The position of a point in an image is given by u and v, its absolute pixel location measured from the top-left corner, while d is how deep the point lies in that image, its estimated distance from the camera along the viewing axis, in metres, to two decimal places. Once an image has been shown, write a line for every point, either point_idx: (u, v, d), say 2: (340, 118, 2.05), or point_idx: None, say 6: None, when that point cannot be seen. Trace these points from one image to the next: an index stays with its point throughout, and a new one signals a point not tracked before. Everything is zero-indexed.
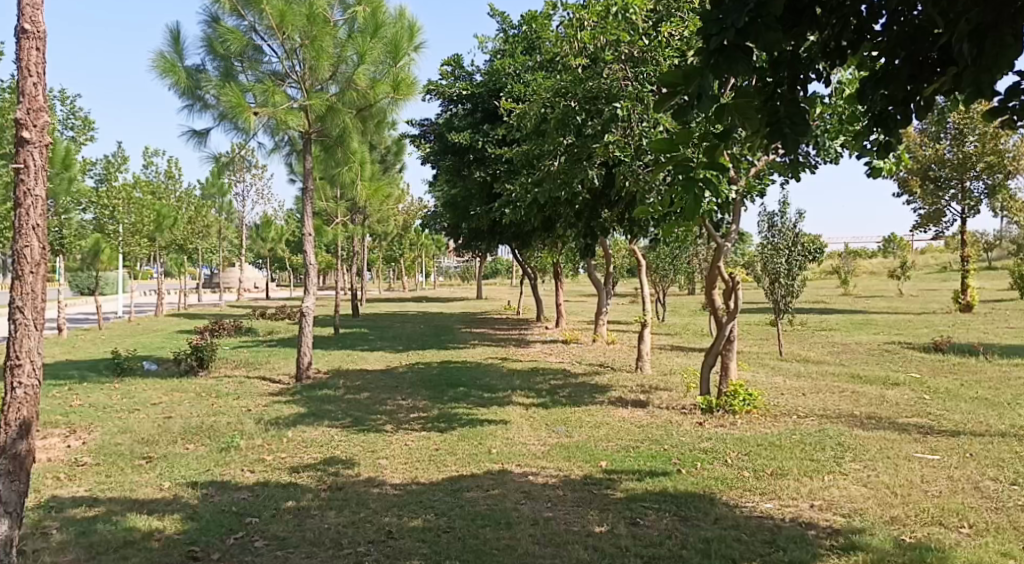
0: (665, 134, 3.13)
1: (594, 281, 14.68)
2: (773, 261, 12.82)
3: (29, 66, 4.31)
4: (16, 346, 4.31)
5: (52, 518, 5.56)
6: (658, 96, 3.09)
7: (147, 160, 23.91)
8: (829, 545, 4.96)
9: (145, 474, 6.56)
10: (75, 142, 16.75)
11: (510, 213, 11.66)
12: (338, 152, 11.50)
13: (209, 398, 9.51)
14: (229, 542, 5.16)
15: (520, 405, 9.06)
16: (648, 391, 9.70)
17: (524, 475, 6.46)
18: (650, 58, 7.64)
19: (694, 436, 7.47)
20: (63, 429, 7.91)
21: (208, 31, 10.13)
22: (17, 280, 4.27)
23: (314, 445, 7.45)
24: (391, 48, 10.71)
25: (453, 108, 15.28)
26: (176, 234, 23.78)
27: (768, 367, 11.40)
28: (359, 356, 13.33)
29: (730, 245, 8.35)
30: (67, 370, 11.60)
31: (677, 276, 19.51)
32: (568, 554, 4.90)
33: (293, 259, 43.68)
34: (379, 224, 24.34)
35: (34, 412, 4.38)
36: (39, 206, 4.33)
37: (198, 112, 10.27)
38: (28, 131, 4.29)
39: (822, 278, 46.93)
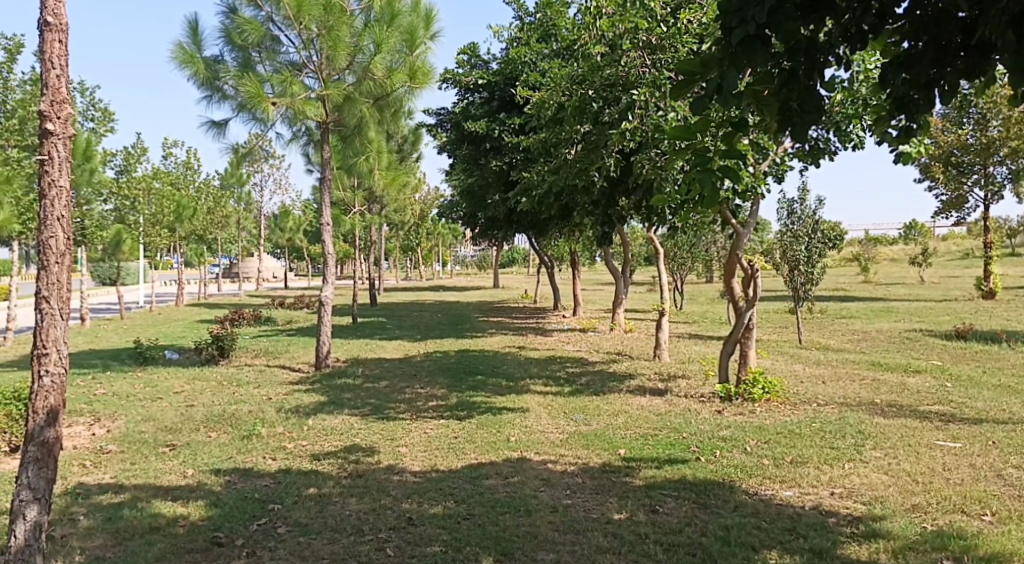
0: (682, 122, 3.11)
1: (612, 269, 14.64)
2: (792, 248, 12.75)
3: (52, 58, 4.35)
4: (42, 335, 4.36)
5: (79, 504, 5.66)
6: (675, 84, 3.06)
7: (166, 151, 24.07)
8: (850, 532, 4.96)
9: (168, 462, 6.65)
10: (96, 133, 16.90)
11: (528, 202, 11.64)
12: (356, 142, 11.62)
13: (231, 387, 9.62)
14: (253, 528, 5.23)
15: (538, 393, 9.10)
16: (666, 379, 9.70)
17: (543, 462, 6.49)
18: (668, 45, 7.57)
19: (713, 423, 7.47)
20: (87, 417, 8.04)
21: (225, 22, 10.15)
22: (42, 271, 4.31)
23: (334, 433, 7.51)
24: (407, 37, 10.69)
25: (470, 97, 15.26)
26: (197, 225, 23.98)
27: (787, 355, 11.35)
28: (377, 345, 13.41)
29: (749, 233, 8.30)
30: (91, 359, 11.76)
31: (695, 264, 19.45)
32: (588, 540, 4.92)
33: (311, 249, 43.92)
34: (396, 213, 24.40)
35: (61, 400, 4.44)
36: (63, 197, 4.38)
37: (217, 103, 10.34)
38: (52, 123, 4.34)
39: (842, 266, 46.54)
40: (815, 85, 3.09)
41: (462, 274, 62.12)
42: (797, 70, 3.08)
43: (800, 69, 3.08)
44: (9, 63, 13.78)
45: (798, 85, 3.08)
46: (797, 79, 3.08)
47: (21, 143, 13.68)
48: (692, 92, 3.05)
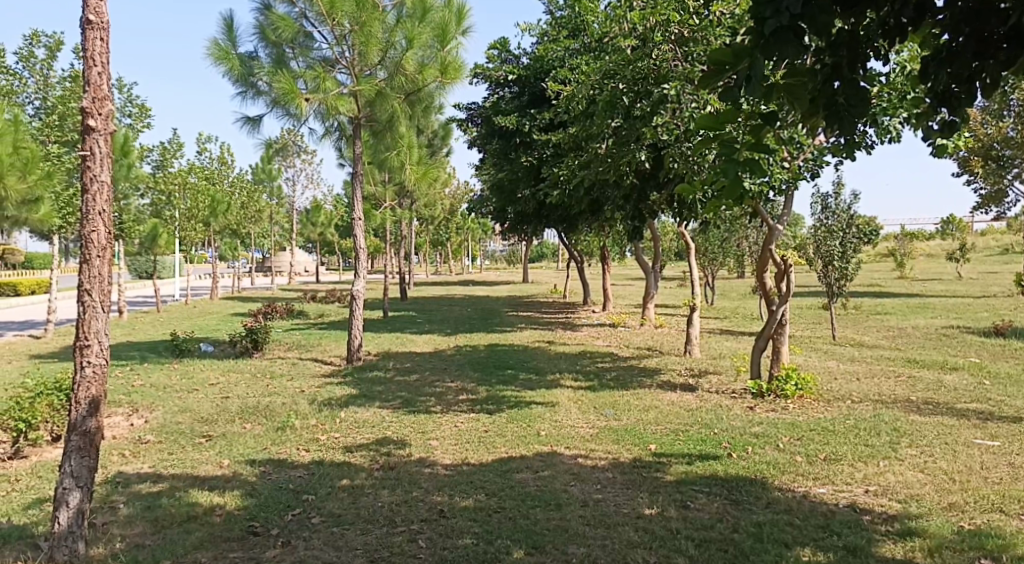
0: (710, 112, 3.07)
1: (642, 264, 14.56)
2: (826, 244, 12.61)
3: (93, 56, 4.45)
4: (84, 327, 4.46)
5: (119, 493, 5.78)
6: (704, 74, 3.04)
7: (201, 146, 24.41)
8: (885, 531, 4.91)
9: (205, 452, 6.77)
10: (133, 129, 17.18)
11: (558, 196, 11.62)
12: (387, 137, 11.84)
13: (265, 379, 9.75)
14: (287, 518, 5.30)
15: (568, 388, 9.12)
16: (697, 375, 9.65)
17: (574, 457, 6.50)
18: (700, 38, 7.51)
19: (745, 420, 7.43)
20: (126, 408, 8.20)
21: (260, 19, 10.25)
22: (85, 264, 4.41)
23: (366, 426, 7.59)
24: (439, 33, 10.71)
25: (500, 91, 15.30)
26: (231, 219, 24.31)
27: (821, 352, 11.23)
28: (408, 339, 13.52)
29: (783, 228, 8.22)
30: (129, 351, 12.00)
31: (726, 260, 19.29)
32: (619, 535, 4.93)
33: (343, 244, 44.26)
34: (426, 207, 24.51)
35: (102, 390, 4.54)
36: (104, 192, 4.47)
37: (251, 99, 10.46)
38: (94, 119, 4.43)
39: (878, 261, 45.82)
40: (857, 77, 3.06)
41: (491, 268, 62.17)
42: (839, 63, 3.06)
43: (843, 62, 3.07)
44: (49, 60, 14.06)
45: (841, 78, 3.06)
46: (840, 72, 3.06)
47: (61, 139, 13.97)
48: (721, 84, 3.02)
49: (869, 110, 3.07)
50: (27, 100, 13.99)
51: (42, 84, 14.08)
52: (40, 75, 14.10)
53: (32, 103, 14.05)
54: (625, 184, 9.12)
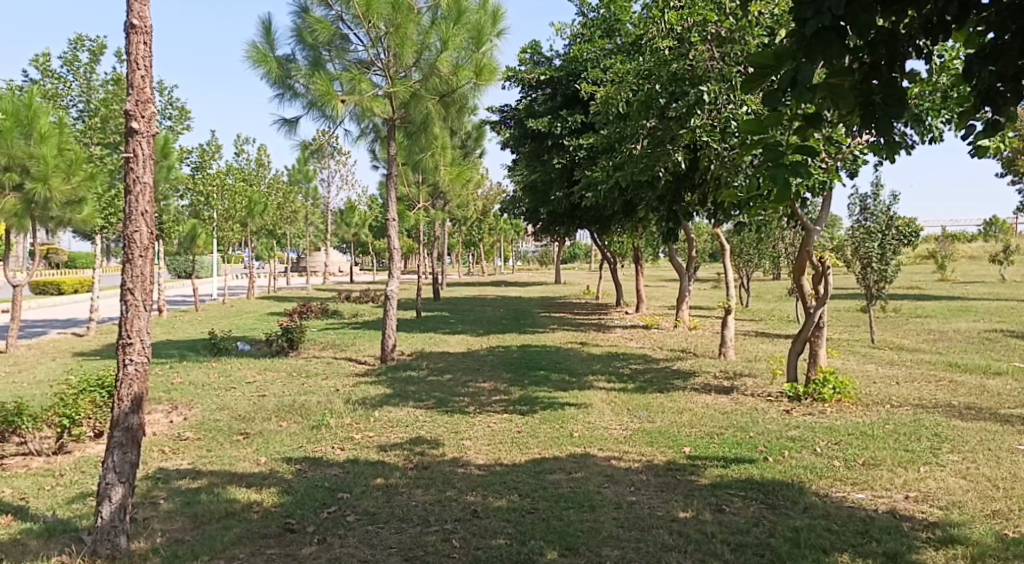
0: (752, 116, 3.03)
1: (676, 266, 14.44)
2: (864, 245, 12.42)
3: (138, 60, 4.54)
4: (127, 326, 4.55)
5: (160, 488, 5.90)
6: (747, 77, 3.03)
7: (238, 148, 24.77)
8: (926, 537, 4.83)
9: (242, 449, 6.87)
10: (173, 131, 17.48)
11: (592, 198, 11.58)
12: (422, 138, 11.86)
13: (300, 378, 9.87)
14: (323, 516, 5.36)
15: (601, 389, 9.10)
16: (732, 377, 9.56)
17: (607, 458, 6.48)
18: (738, 38, 7.44)
19: (781, 423, 7.35)
20: (166, 405, 8.36)
21: (298, 22, 10.37)
22: (127, 264, 4.50)
23: (400, 425, 7.64)
24: (474, 34, 10.77)
25: (533, 94, 15.19)
26: (268, 220, 24.65)
27: (859, 355, 11.06)
28: (441, 339, 13.60)
29: (820, 229, 8.11)
30: (168, 349, 12.23)
31: (762, 260, 19.09)
32: (653, 538, 4.90)
33: (376, 244, 44.62)
34: (459, 208, 24.60)
35: (144, 387, 4.62)
36: (147, 193, 4.56)
37: (288, 101, 10.57)
38: (137, 122, 4.53)
39: (918, 263, 45.02)
40: (895, 77, 2.99)
41: (523, 269, 62.27)
42: (878, 62, 2.99)
43: (881, 61, 3.01)
44: (92, 64, 14.36)
45: (879, 77, 2.99)
46: (878, 71, 2.99)
47: (104, 141, 14.28)
48: (764, 86, 2.98)
49: (909, 110, 2.98)
50: (71, 104, 14.29)
51: (86, 87, 14.35)
52: (84, 78, 14.38)
53: (76, 106, 14.33)
54: (660, 185, 9.06)
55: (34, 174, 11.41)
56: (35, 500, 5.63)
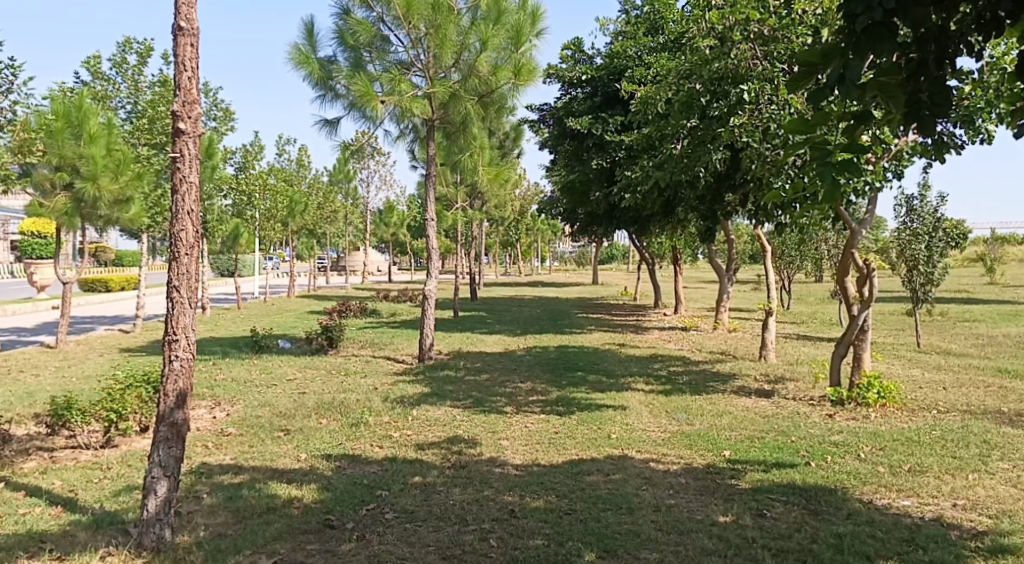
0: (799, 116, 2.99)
1: (717, 267, 14.26)
2: (910, 247, 12.16)
3: (185, 61, 4.62)
4: (173, 322, 4.63)
5: (203, 483, 6.00)
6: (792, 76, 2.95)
7: (280, 148, 25.10)
8: (975, 546, 4.71)
9: (283, 445, 6.97)
10: (218, 131, 17.78)
11: (631, 198, 11.49)
12: (460, 138, 11.91)
13: (340, 376, 9.97)
14: (362, 513, 5.41)
15: (639, 391, 9.04)
16: (773, 381, 9.42)
17: (646, 460, 6.44)
18: (782, 36, 7.40)
19: (824, 428, 7.22)
20: (209, 401, 8.51)
21: (339, 23, 10.51)
22: (174, 261, 4.59)
23: (438, 424, 7.68)
24: (513, 34, 10.77)
25: (573, 92, 15.16)
26: (308, 220, 24.95)
27: (904, 359, 10.84)
28: (478, 338, 13.64)
29: (866, 230, 7.95)
30: (212, 346, 12.45)
31: (804, 262, 18.79)
32: (692, 542, 4.85)
33: (414, 244, 44.92)
34: (497, 208, 24.63)
35: (188, 384, 4.70)
36: (193, 192, 4.64)
37: (329, 102, 10.71)
38: (184, 122, 4.62)
39: (965, 266, 44.03)
40: (945, 75, 2.89)
41: (559, 269, 62.19)
42: (927, 59, 2.90)
43: (931, 58, 2.91)
44: (140, 66, 14.67)
45: (926, 74, 2.90)
46: (926, 69, 2.90)
47: (151, 141, 14.51)
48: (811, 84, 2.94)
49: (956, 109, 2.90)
50: (120, 105, 14.63)
51: (134, 89, 14.69)
52: (132, 80, 14.70)
53: (124, 107, 14.67)
54: (700, 185, 8.97)
55: (85, 173, 11.71)
56: (84, 492, 5.77)
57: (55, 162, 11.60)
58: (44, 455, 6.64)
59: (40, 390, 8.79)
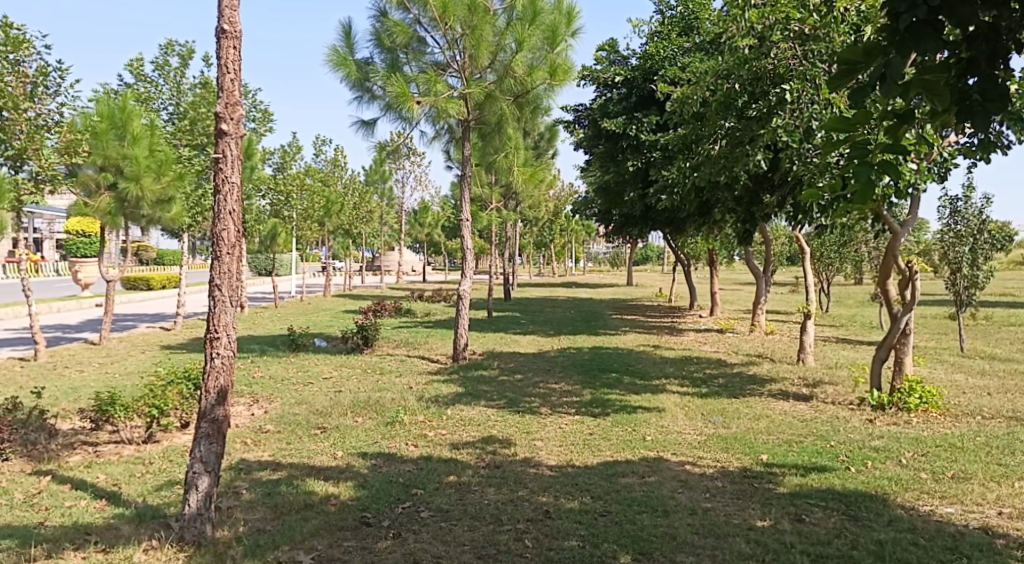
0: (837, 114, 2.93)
1: (754, 270, 14.10)
2: (954, 250, 11.92)
3: (228, 63, 4.69)
4: (214, 320, 4.69)
5: (242, 479, 6.08)
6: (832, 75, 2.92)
7: (317, 149, 25.34)
8: (1021, 557, 4.60)
9: (320, 443, 7.05)
10: (257, 132, 18.02)
11: (666, 199, 11.40)
12: (495, 139, 11.92)
13: (375, 375, 10.05)
14: (398, 511, 5.45)
15: (674, 393, 8.98)
16: (812, 384, 9.30)
17: (681, 463, 6.39)
18: (822, 35, 7.28)
19: (864, 433, 7.11)
20: (247, 398, 8.64)
21: (376, 25, 10.63)
22: (216, 260, 4.66)
23: (472, 424, 7.69)
24: (549, 34, 10.76)
25: (609, 93, 15.12)
26: (344, 220, 25.20)
27: (946, 363, 10.64)
28: (512, 339, 13.66)
29: (908, 232, 7.79)
30: (250, 344, 12.64)
31: (843, 264, 18.51)
32: (729, 546, 4.81)
33: (449, 244, 45.09)
34: (531, 209, 24.63)
35: (229, 380, 4.77)
36: (235, 192, 4.70)
37: (366, 103, 10.79)
38: (226, 123, 4.68)
39: (1010, 269, 42.95)
40: (995, 73, 2.81)
41: (593, 270, 61.87)
42: (977, 58, 2.82)
43: (980, 57, 2.82)
44: (182, 68, 14.92)
45: (977, 73, 2.81)
46: (976, 67, 2.81)
47: (192, 142, 14.73)
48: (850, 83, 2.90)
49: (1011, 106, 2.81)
50: (162, 106, 14.88)
51: (176, 91, 14.91)
52: (174, 82, 14.94)
53: (166, 108, 14.92)
54: (739, 186, 8.88)
55: (128, 174, 11.94)
56: (127, 487, 5.88)
57: (100, 162, 11.84)
58: (88, 449, 6.78)
59: (84, 385, 9.00)
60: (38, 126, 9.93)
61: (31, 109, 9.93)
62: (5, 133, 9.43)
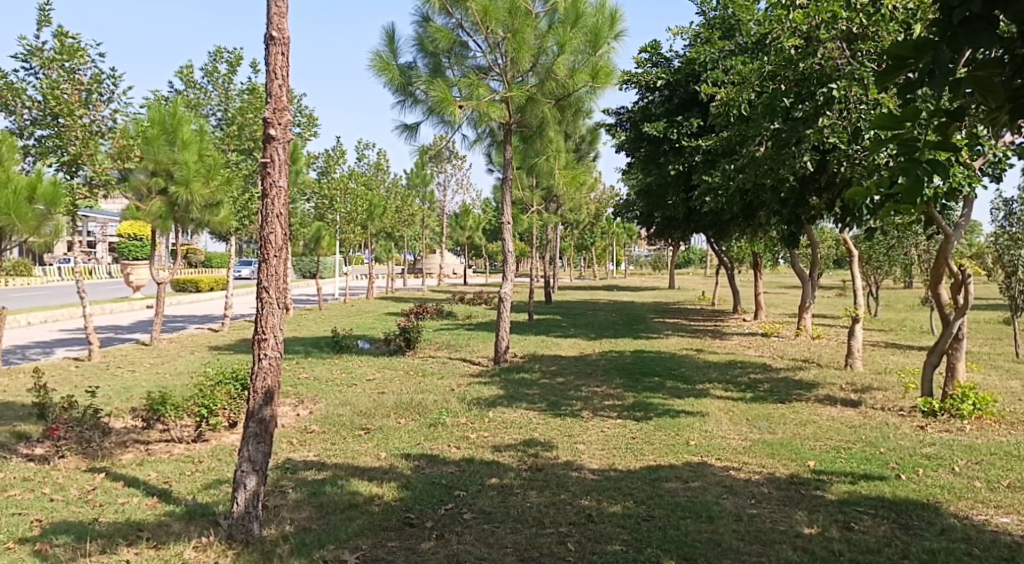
0: (885, 111, 2.82)
1: (800, 273, 13.89)
2: (1009, 253, 11.60)
3: (276, 69, 4.78)
4: (262, 321, 4.77)
5: (288, 478, 6.19)
6: (879, 71, 2.81)
7: (360, 153, 25.60)
8: None
9: (364, 444, 7.13)
10: (302, 137, 18.29)
11: (710, 201, 11.29)
12: (537, 142, 11.90)
13: (417, 377, 10.13)
14: (441, 512, 5.48)
15: (718, 397, 8.89)
16: (860, 390, 9.12)
17: (726, 468, 6.32)
18: (871, 34, 7.15)
19: (915, 440, 6.95)
20: (293, 399, 8.77)
21: (419, 31, 10.73)
22: (264, 263, 4.73)
23: (514, 427, 7.70)
24: (591, 37, 10.72)
25: (651, 95, 15.05)
26: (387, 223, 25.45)
27: (1001, 369, 10.35)
28: (553, 341, 13.67)
29: (961, 235, 7.60)
30: (296, 346, 12.83)
31: (892, 267, 18.13)
32: (776, 553, 4.74)
33: (490, 247, 45.26)
34: (571, 212, 24.59)
35: (277, 381, 4.85)
36: (282, 195, 4.77)
37: (409, 108, 10.87)
38: (274, 128, 4.77)
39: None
40: None
41: (634, 273, 61.50)
42: None
43: None
44: (230, 74, 15.18)
45: None
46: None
47: (239, 147, 15.01)
48: (898, 80, 2.80)
49: None
50: (211, 112, 15.18)
51: (224, 97, 15.15)
52: (222, 88, 15.20)
53: (215, 114, 15.21)
54: (785, 187, 8.76)
55: (178, 178, 12.22)
56: (177, 484, 6.02)
57: (151, 167, 12.11)
58: (140, 447, 6.94)
59: (137, 384, 9.24)
60: (92, 132, 10.30)
61: (86, 116, 10.24)
62: (61, 139, 10.04)
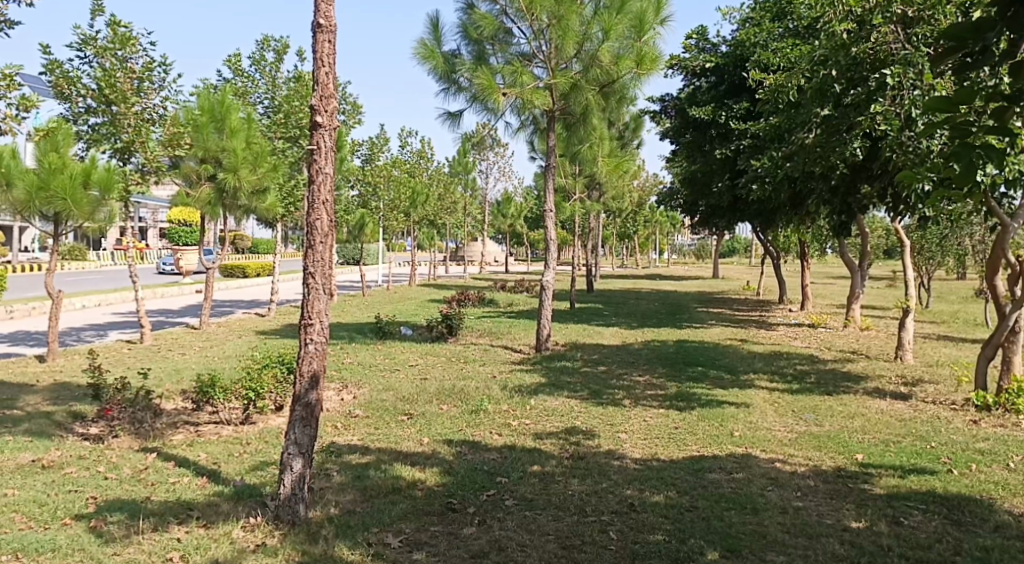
0: (936, 94, 2.67)
1: (849, 263, 13.61)
2: None
3: (323, 57, 4.81)
4: (308, 307, 4.83)
5: (333, 461, 6.27)
6: (930, 52, 2.68)
7: (404, 141, 25.74)
8: None
9: (407, 429, 7.19)
10: (347, 124, 18.45)
11: (756, 189, 11.13)
12: (580, 129, 11.81)
13: (459, 363, 10.19)
14: (483, 498, 5.50)
15: (763, 388, 8.77)
16: (911, 383, 8.91)
17: (771, 460, 6.25)
18: (927, 17, 6.94)
19: (968, 435, 6.77)
20: (337, 384, 8.88)
21: (463, 18, 10.77)
22: (309, 249, 4.77)
23: (556, 415, 7.70)
24: (636, 23, 10.57)
25: (697, 82, 14.86)
26: (430, 210, 25.57)
27: None
28: (594, 330, 13.61)
29: (1019, 225, 7.36)
30: (340, 331, 12.99)
31: (944, 259, 17.65)
32: (823, 547, 4.66)
33: (532, 235, 45.24)
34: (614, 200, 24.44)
35: (322, 365, 4.90)
36: (328, 183, 4.82)
37: (453, 95, 10.88)
38: (321, 115, 4.79)
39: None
40: None
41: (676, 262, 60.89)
42: None
43: None
44: (277, 63, 15.35)
45: None
46: None
47: (286, 135, 15.21)
48: (950, 62, 2.67)
49: None
50: (259, 100, 15.38)
51: (271, 85, 15.35)
52: (269, 76, 15.38)
53: (263, 102, 15.41)
54: (834, 175, 8.58)
55: (226, 165, 12.42)
56: (225, 465, 6.14)
57: (200, 155, 12.36)
58: (190, 429, 7.11)
59: (187, 367, 9.46)
60: (143, 120, 10.51)
61: (138, 104, 10.45)
62: (115, 127, 10.30)
